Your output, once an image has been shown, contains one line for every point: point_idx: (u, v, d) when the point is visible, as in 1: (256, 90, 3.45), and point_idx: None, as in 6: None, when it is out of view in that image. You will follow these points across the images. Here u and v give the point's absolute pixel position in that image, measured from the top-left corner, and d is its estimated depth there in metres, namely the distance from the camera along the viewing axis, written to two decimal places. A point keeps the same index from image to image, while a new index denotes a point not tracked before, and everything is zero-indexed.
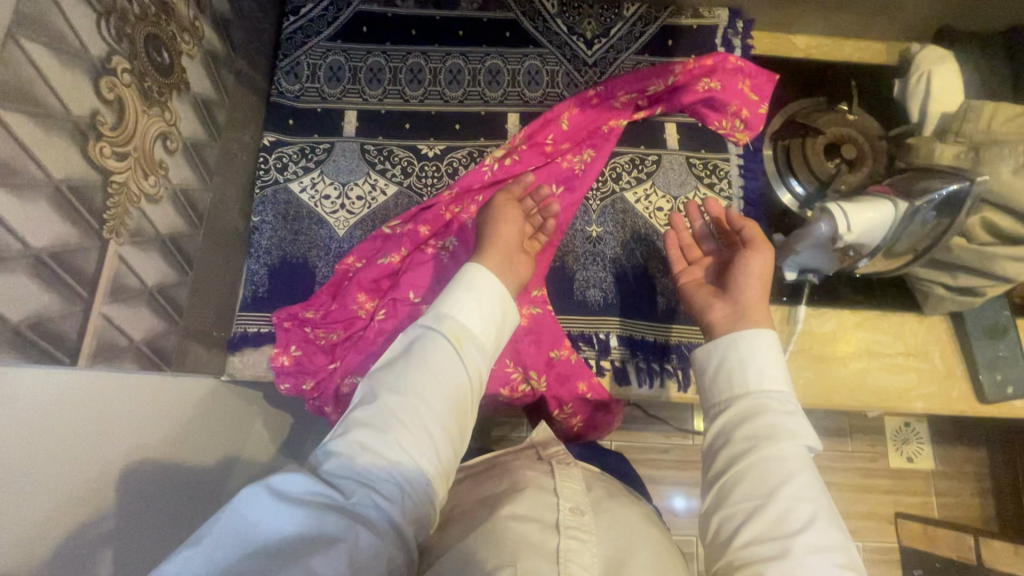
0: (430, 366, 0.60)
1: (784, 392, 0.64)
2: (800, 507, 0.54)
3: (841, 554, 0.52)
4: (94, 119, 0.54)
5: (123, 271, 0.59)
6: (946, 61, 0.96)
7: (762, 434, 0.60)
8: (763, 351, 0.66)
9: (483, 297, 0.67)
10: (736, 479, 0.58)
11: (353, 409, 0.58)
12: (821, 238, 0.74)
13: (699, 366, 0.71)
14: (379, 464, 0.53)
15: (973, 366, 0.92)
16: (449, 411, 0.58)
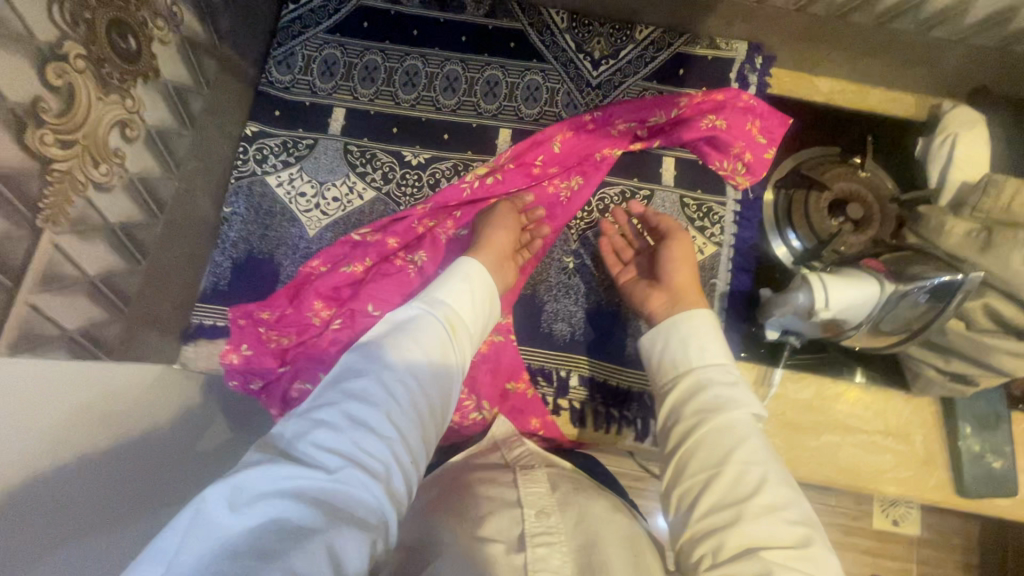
0: (421, 347, 0.59)
1: (726, 365, 0.66)
2: (750, 472, 0.55)
3: (794, 511, 0.52)
4: (35, 106, 0.52)
5: (59, 262, 0.58)
6: (976, 126, 0.89)
7: (709, 407, 0.62)
8: (700, 330, 0.69)
9: (475, 287, 0.69)
10: (690, 450, 0.59)
11: (335, 386, 0.53)
12: (799, 308, 0.69)
13: (647, 351, 0.72)
14: (373, 438, 0.49)
15: (956, 456, 0.86)
16: (434, 393, 0.58)
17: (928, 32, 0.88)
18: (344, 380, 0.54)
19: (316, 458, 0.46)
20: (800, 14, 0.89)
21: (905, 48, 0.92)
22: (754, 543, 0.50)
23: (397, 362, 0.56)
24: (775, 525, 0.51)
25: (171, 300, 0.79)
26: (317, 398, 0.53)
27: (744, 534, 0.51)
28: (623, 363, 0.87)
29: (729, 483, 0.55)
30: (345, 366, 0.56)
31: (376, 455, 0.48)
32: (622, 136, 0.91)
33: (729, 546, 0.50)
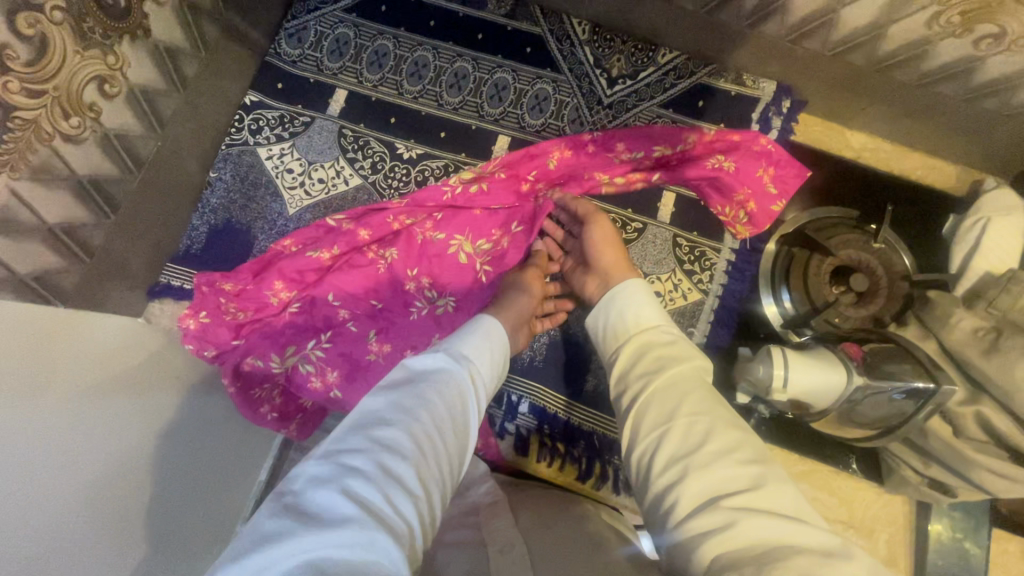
0: (449, 400, 0.53)
1: (664, 326, 0.64)
2: (699, 423, 0.50)
3: (748, 452, 0.48)
4: (1, 52, 0.52)
5: (15, 207, 0.59)
6: (1015, 213, 0.81)
7: (651, 369, 0.58)
8: (637, 298, 0.67)
9: (498, 343, 0.64)
10: (640, 413, 0.54)
11: (358, 431, 0.47)
12: (758, 381, 0.64)
13: (596, 326, 0.70)
14: (400, 497, 0.42)
15: (922, 565, 0.79)
16: (458, 453, 0.51)
17: (977, 100, 0.79)
18: (369, 427, 0.47)
19: (345, 514, 0.38)
20: (835, 62, 0.82)
21: (950, 114, 0.83)
22: (709, 493, 0.45)
23: (427, 411, 0.50)
24: (733, 468, 0.46)
25: (139, 253, 0.79)
26: (339, 443, 0.45)
27: (695, 484, 0.46)
28: (579, 400, 0.83)
29: (680, 437, 0.50)
30: (370, 410, 0.49)
31: (402, 517, 0.41)
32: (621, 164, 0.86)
33: (684, 503, 0.45)
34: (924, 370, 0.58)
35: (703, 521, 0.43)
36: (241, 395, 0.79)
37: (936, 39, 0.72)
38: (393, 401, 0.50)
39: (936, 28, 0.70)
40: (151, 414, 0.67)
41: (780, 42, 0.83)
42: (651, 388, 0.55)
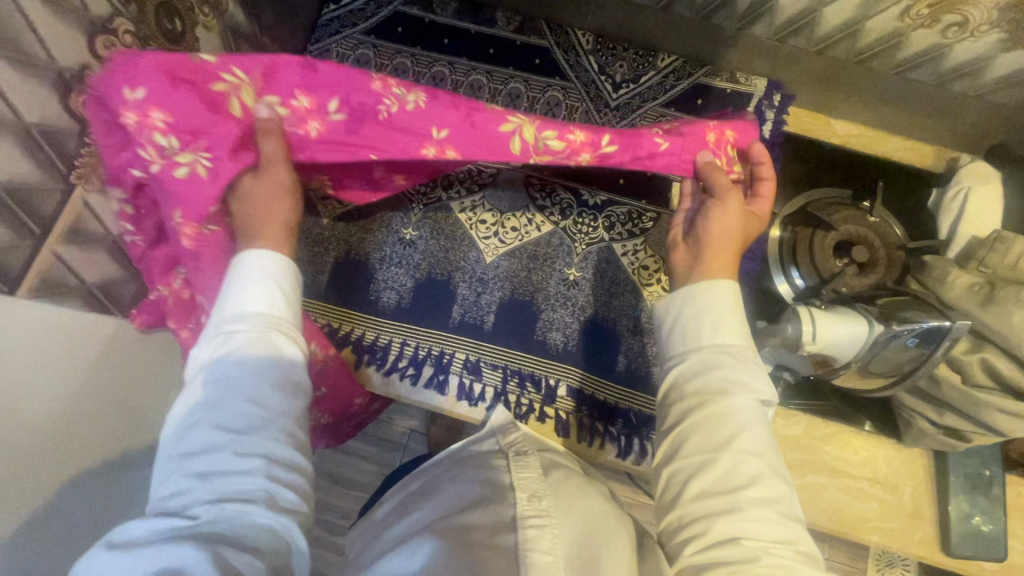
0: (250, 368, 0.53)
1: (739, 346, 0.65)
2: (746, 464, 0.58)
3: (785, 504, 0.57)
4: (81, 72, 0.56)
5: (87, 217, 0.62)
6: (989, 183, 0.90)
7: (711, 390, 0.62)
8: (714, 311, 0.67)
9: (280, 276, 0.58)
10: (687, 433, 0.62)
11: (174, 443, 0.51)
12: (786, 340, 0.69)
13: (658, 318, 0.72)
14: (234, 478, 0.48)
15: (946, 512, 0.84)
16: (288, 398, 0.54)
17: (946, 84, 0.89)
18: (180, 434, 0.50)
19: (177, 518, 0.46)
20: (819, 56, 0.91)
21: (924, 99, 0.92)
22: (740, 532, 0.54)
23: (230, 394, 0.52)
24: (766, 514, 0.55)
25: None
26: (161, 460, 0.50)
27: (740, 519, 0.55)
28: (611, 380, 0.88)
29: (722, 474, 0.58)
30: (179, 413, 0.52)
31: (244, 490, 0.48)
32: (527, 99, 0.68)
33: (714, 531, 0.55)
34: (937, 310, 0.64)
35: (733, 553, 0.53)
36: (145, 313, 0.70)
37: (909, 31, 0.81)
38: (192, 399, 0.52)
39: (907, 21, 0.79)
40: (104, 458, 0.65)
41: (770, 41, 0.91)
42: (710, 408, 0.61)
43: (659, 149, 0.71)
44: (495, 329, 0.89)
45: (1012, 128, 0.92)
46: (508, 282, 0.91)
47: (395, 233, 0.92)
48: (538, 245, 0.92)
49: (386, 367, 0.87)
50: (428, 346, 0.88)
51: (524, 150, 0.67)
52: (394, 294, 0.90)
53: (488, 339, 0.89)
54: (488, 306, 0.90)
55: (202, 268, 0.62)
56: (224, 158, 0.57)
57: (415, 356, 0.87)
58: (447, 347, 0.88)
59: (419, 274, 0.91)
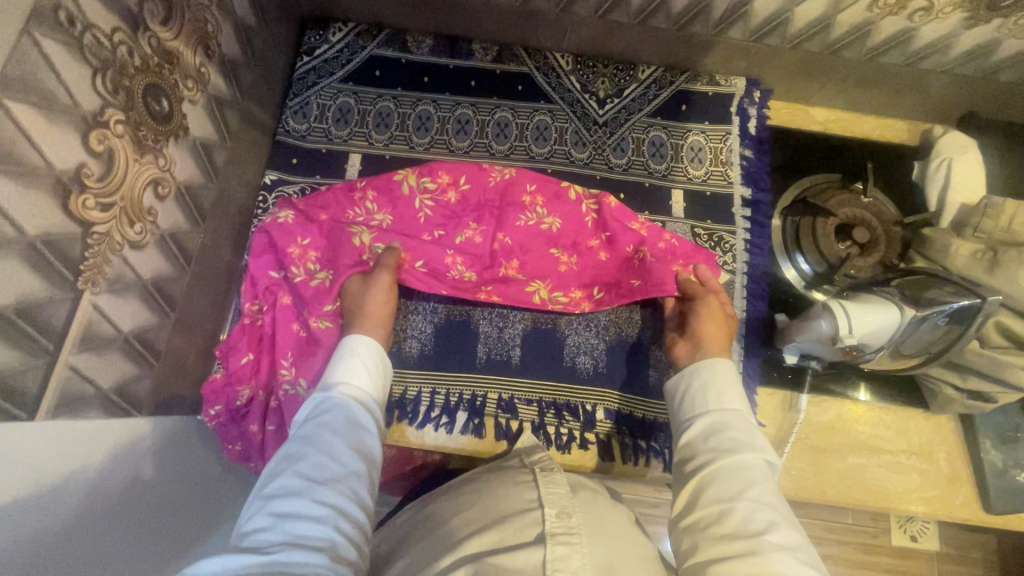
0: (333, 429, 0.62)
1: (742, 412, 0.68)
2: (761, 512, 0.56)
3: (808, 555, 0.53)
4: (79, 172, 0.53)
5: (98, 320, 0.59)
6: (968, 151, 0.93)
7: (721, 447, 0.64)
8: (720, 375, 0.71)
9: (370, 361, 0.71)
10: (703, 485, 0.61)
11: (259, 493, 0.55)
12: (823, 335, 0.70)
13: (671, 394, 0.75)
14: (306, 522, 0.51)
15: (981, 472, 0.87)
16: (359, 463, 0.60)
17: (915, 63, 0.92)
18: (265, 485, 0.56)
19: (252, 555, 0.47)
20: (794, 51, 0.93)
21: (895, 79, 0.96)
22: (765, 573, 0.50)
23: (313, 448, 0.59)
24: (789, 561, 0.51)
25: (193, 348, 0.79)
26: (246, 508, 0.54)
27: (767, 558, 0.51)
28: (647, 395, 0.88)
29: (740, 521, 0.55)
30: (268, 470, 0.58)
31: (313, 534, 0.50)
32: (545, 254, 0.88)
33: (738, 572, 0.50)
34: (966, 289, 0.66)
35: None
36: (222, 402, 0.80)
37: (878, 20, 0.84)
38: (282, 454, 0.59)
39: (876, 11, 0.83)
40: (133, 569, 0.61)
41: (746, 43, 0.93)
42: (720, 462, 0.61)
43: (634, 287, 0.85)
44: (523, 362, 0.88)
45: (978, 94, 0.96)
46: (528, 312, 0.90)
47: None
48: None
49: (419, 420, 0.84)
50: (458, 391, 0.86)
51: (542, 300, 0.87)
52: (415, 342, 0.88)
53: (517, 373, 0.87)
54: (512, 340, 0.89)
55: (309, 351, 0.80)
56: (341, 273, 0.80)
57: (447, 403, 0.85)
58: (478, 388, 0.86)
59: (438, 318, 0.89)
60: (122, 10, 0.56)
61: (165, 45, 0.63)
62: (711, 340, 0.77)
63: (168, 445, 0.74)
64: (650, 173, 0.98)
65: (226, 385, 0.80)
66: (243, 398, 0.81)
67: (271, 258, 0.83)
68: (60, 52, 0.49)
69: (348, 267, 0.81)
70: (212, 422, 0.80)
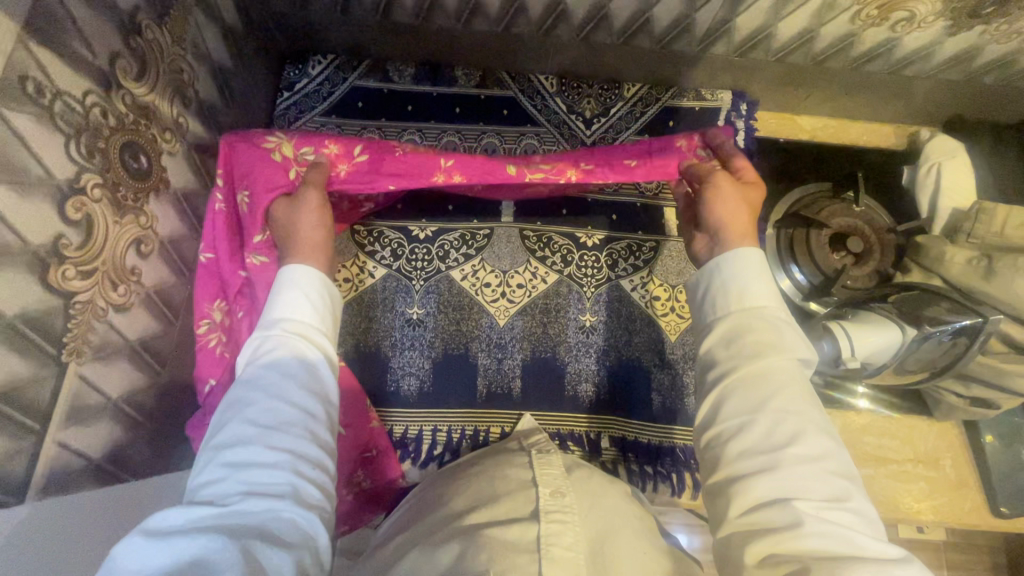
0: (283, 370, 0.55)
1: (772, 305, 0.60)
2: (784, 423, 0.52)
3: (833, 460, 0.51)
4: (57, 244, 0.51)
5: (85, 391, 0.57)
6: (957, 154, 0.94)
7: (744, 355, 0.57)
8: (749, 266, 0.62)
9: (314, 289, 0.62)
10: (724, 398, 0.56)
11: (211, 439, 0.51)
12: (824, 357, 0.71)
13: (693, 287, 0.67)
14: (260, 471, 0.48)
15: (987, 477, 0.87)
16: (316, 400, 0.55)
17: (900, 71, 0.92)
18: (215, 433, 0.51)
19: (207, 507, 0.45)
20: (779, 64, 0.93)
21: (880, 86, 0.96)
22: (783, 495, 0.48)
23: (261, 393, 0.53)
24: (811, 474, 0.49)
25: (186, 402, 0.77)
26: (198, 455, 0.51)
27: (786, 479, 0.49)
28: (651, 421, 0.87)
29: (762, 434, 0.52)
30: (216, 416, 0.54)
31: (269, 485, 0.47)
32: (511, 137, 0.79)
33: (753, 495, 0.49)
34: (965, 308, 0.68)
35: (774, 519, 0.47)
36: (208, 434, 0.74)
37: (861, 31, 0.84)
38: (230, 398, 0.54)
39: (859, 22, 0.82)
40: None
41: (731, 57, 0.92)
42: (738, 375, 0.56)
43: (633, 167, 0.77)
44: (525, 394, 0.87)
45: (964, 97, 0.96)
46: (526, 341, 0.89)
47: (400, 313, 0.89)
48: (547, 298, 0.90)
49: (422, 460, 0.83)
50: (460, 428, 0.85)
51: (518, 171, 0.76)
52: (413, 380, 0.86)
53: (518, 405, 0.86)
54: (512, 370, 0.87)
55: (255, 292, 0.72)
56: (263, 198, 0.69)
57: (449, 440, 0.84)
58: (480, 423, 0.85)
59: (435, 352, 0.87)
60: (93, 71, 0.54)
61: (139, 99, 0.61)
62: (733, 223, 0.67)
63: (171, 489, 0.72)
64: (641, 193, 0.98)
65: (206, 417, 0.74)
66: None
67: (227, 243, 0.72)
68: (31, 126, 0.47)
69: (270, 191, 0.70)
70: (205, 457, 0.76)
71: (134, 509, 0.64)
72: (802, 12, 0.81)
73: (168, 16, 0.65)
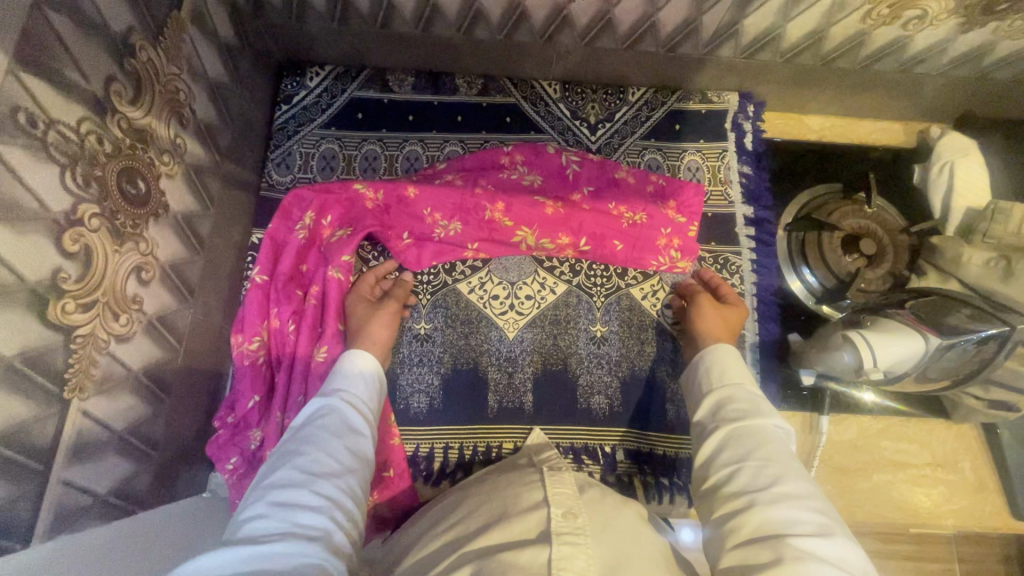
0: (332, 432, 0.59)
1: (746, 383, 0.67)
2: (767, 467, 0.54)
3: (816, 501, 0.51)
4: (55, 278, 0.49)
5: (88, 427, 0.55)
6: (970, 152, 0.92)
7: (728, 417, 0.62)
8: (728, 352, 0.71)
9: (369, 372, 0.71)
10: (716, 450, 0.59)
11: (256, 487, 0.52)
12: (845, 367, 0.70)
13: (690, 370, 0.74)
14: (303, 511, 0.48)
15: (1007, 480, 0.86)
16: (357, 462, 0.58)
17: (910, 68, 0.90)
18: (260, 480, 0.53)
19: (247, 542, 0.44)
20: (786, 65, 0.91)
21: (890, 85, 0.94)
22: (773, 530, 0.48)
23: (311, 444, 0.57)
24: (798, 510, 0.49)
25: (192, 427, 0.75)
26: (242, 500, 0.51)
27: (771, 513, 0.49)
28: (665, 432, 0.85)
29: (748, 478, 0.54)
30: (262, 469, 0.55)
31: (310, 526, 0.47)
32: (529, 209, 0.87)
33: (742, 530, 0.49)
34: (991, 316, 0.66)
35: (764, 552, 0.46)
36: (233, 453, 0.77)
37: (872, 30, 0.82)
38: (279, 453, 0.57)
39: (869, 21, 0.81)
40: None
41: (738, 59, 0.91)
42: (726, 428, 0.60)
43: (617, 250, 0.89)
44: (537, 408, 0.85)
45: (975, 93, 0.94)
46: (536, 354, 0.87)
47: (407, 329, 0.87)
48: (557, 309, 0.89)
49: (434, 478, 0.82)
50: (472, 445, 0.83)
51: (529, 248, 0.88)
52: (423, 398, 0.85)
53: (531, 421, 0.85)
54: (524, 385, 0.86)
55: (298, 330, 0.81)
56: (341, 253, 0.82)
57: (462, 458, 0.83)
58: (492, 440, 0.84)
59: (444, 368, 0.86)
60: (87, 97, 0.52)
61: (135, 123, 0.59)
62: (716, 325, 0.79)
63: (187, 521, 0.69)
64: None
65: (236, 430, 0.78)
66: (257, 441, 0.78)
67: (283, 273, 0.82)
68: (24, 158, 0.45)
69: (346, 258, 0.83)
70: (230, 477, 0.76)
71: (151, 538, 0.62)
72: (811, 12, 0.80)
73: (162, 35, 0.63)
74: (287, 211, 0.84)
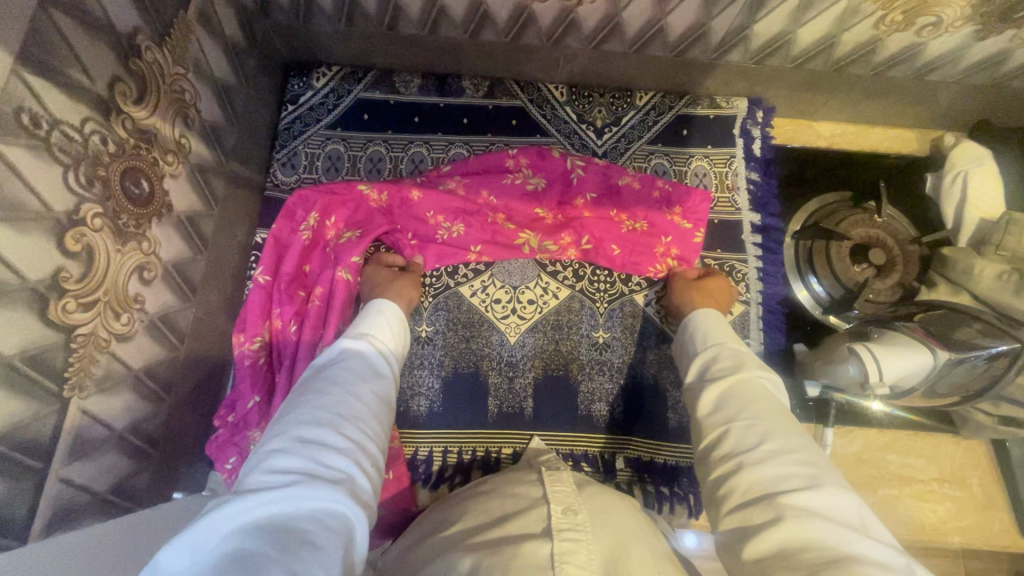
0: (357, 375, 0.58)
1: (731, 344, 0.66)
2: (755, 426, 0.53)
3: (804, 453, 0.49)
4: (57, 277, 0.49)
5: (89, 426, 0.56)
6: (984, 162, 0.90)
7: (716, 377, 0.61)
8: (716, 321, 0.71)
9: (393, 319, 0.70)
10: (709, 412, 0.58)
11: (280, 421, 0.51)
12: (851, 380, 0.69)
13: (683, 331, 0.74)
14: (328, 451, 0.47)
15: (1018, 498, 0.84)
16: (380, 408, 0.57)
17: (924, 76, 0.89)
18: (284, 416, 0.52)
19: (273, 483, 0.43)
20: (797, 71, 0.90)
21: (903, 91, 0.92)
22: (763, 490, 0.47)
23: (337, 387, 0.55)
24: (786, 465, 0.48)
25: (193, 425, 0.76)
26: (265, 433, 0.50)
27: (759, 475, 0.48)
28: (666, 439, 0.84)
29: (736, 438, 0.53)
30: (286, 404, 0.54)
31: (336, 467, 0.46)
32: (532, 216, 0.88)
33: (735, 493, 0.48)
34: (1002, 332, 0.65)
35: (758, 516, 0.45)
36: (233, 453, 0.77)
37: (885, 36, 0.81)
38: (305, 389, 0.56)
39: (882, 28, 0.79)
40: None
41: (748, 65, 0.89)
42: (718, 389, 0.59)
43: (619, 257, 0.89)
44: (537, 414, 0.85)
45: (990, 103, 0.93)
46: (538, 358, 0.86)
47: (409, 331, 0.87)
48: (559, 314, 0.88)
49: (433, 481, 0.82)
50: (470, 450, 0.83)
51: (532, 252, 0.88)
52: (424, 401, 0.84)
53: (531, 426, 0.84)
54: (524, 391, 0.85)
55: (299, 330, 0.81)
56: (346, 253, 0.82)
57: (460, 462, 0.83)
58: (491, 445, 0.83)
59: (444, 372, 0.86)
60: (91, 97, 0.52)
61: (140, 123, 0.60)
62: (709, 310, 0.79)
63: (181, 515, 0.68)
64: None
65: (236, 430, 0.78)
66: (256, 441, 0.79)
67: (287, 273, 0.82)
68: (28, 160, 0.46)
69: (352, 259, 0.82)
70: (229, 476, 0.77)
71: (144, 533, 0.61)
72: (822, 18, 0.78)
73: (168, 37, 0.63)
74: (292, 213, 0.85)
